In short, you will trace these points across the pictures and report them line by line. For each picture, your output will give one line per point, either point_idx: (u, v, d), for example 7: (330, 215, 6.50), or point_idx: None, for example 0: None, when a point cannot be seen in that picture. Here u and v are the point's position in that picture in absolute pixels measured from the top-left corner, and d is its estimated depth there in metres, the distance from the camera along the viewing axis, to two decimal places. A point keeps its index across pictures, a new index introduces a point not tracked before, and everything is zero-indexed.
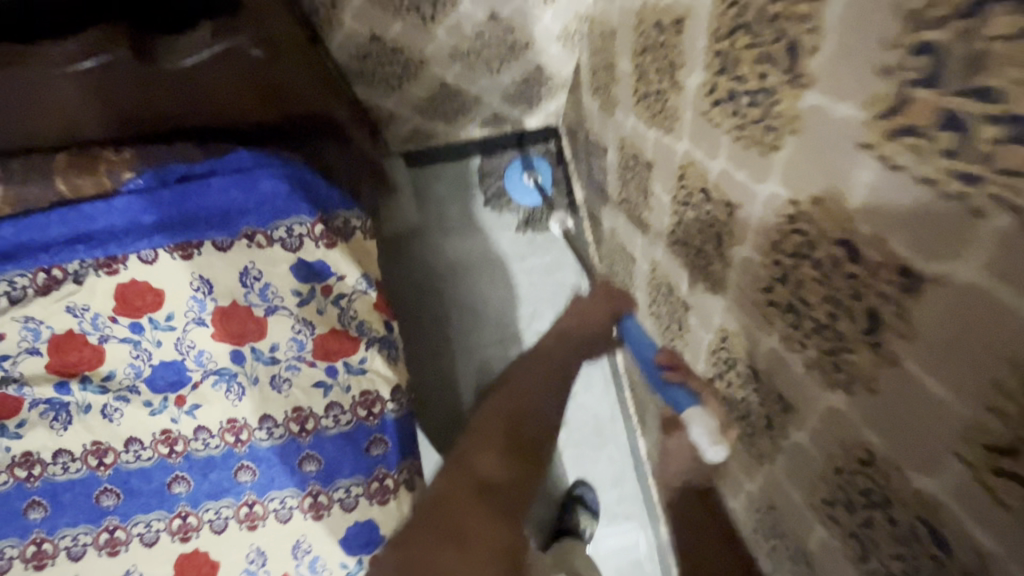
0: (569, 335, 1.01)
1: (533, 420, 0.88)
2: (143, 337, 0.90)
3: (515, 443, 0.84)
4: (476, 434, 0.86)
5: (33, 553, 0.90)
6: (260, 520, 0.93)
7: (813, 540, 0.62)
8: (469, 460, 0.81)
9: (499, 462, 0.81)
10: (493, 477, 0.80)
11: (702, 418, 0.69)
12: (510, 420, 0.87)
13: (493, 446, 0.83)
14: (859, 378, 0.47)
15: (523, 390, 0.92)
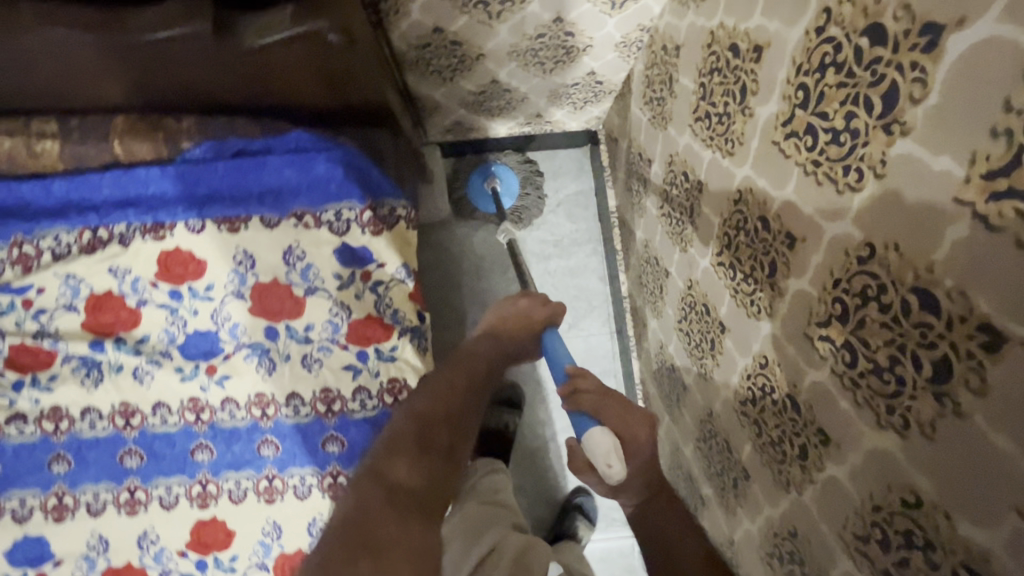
0: (495, 334, 0.84)
1: (455, 403, 0.71)
2: (180, 305, 0.91)
3: (428, 441, 0.65)
4: (384, 443, 0.64)
5: (54, 505, 0.92)
6: (279, 494, 0.95)
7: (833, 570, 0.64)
8: (377, 464, 0.62)
9: (412, 465, 0.62)
10: (409, 484, 0.61)
11: (599, 437, 0.66)
12: (422, 414, 0.68)
13: (401, 451, 0.63)
14: (915, 425, 0.48)
15: (435, 394, 0.71)
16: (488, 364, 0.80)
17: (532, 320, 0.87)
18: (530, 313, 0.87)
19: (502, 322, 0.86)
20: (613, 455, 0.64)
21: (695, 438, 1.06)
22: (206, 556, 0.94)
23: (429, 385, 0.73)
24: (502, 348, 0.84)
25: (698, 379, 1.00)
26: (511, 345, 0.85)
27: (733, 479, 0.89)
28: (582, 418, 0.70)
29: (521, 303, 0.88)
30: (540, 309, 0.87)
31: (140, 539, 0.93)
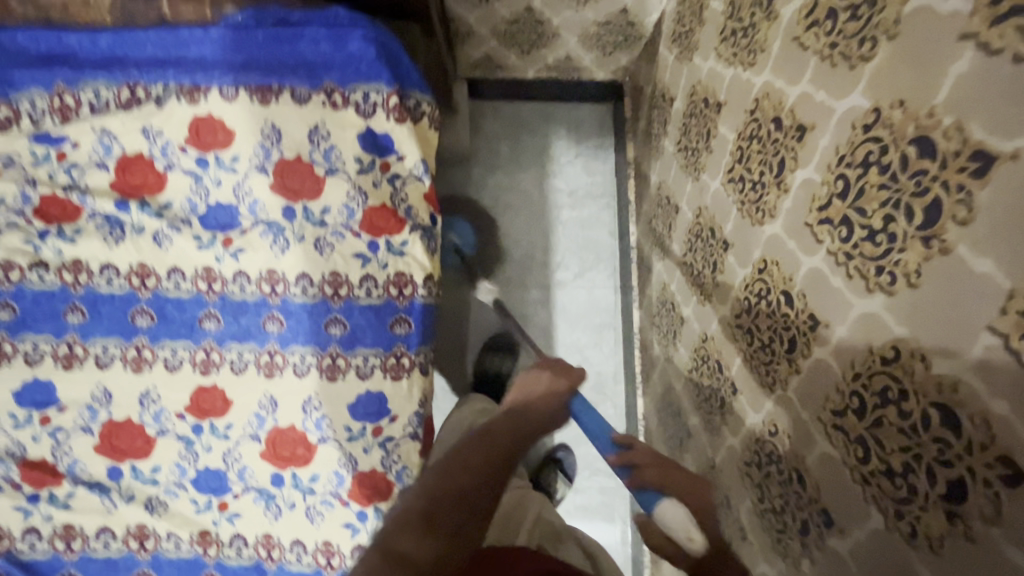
0: (516, 412, 0.77)
1: (471, 477, 0.65)
2: (206, 175, 0.95)
3: (437, 517, 0.60)
4: (396, 513, 0.61)
5: (65, 353, 0.96)
6: (278, 369, 0.98)
7: (810, 457, 0.66)
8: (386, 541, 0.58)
9: (421, 541, 0.58)
10: (413, 555, 0.57)
11: (671, 510, 0.62)
12: (435, 485, 0.64)
13: (409, 523, 0.59)
14: (902, 276, 0.49)
15: (452, 466, 0.66)
16: (512, 441, 0.71)
17: (553, 391, 0.83)
18: (551, 389, 0.83)
19: (526, 403, 0.80)
20: (691, 526, 0.61)
21: (687, 371, 1.08)
22: (203, 421, 0.97)
23: (445, 460, 0.68)
24: (524, 417, 0.76)
25: (697, 308, 1.01)
26: (538, 420, 0.77)
27: (721, 398, 0.91)
28: (648, 495, 0.66)
29: (542, 376, 0.86)
30: (564, 381, 0.85)
31: (142, 397, 0.97)
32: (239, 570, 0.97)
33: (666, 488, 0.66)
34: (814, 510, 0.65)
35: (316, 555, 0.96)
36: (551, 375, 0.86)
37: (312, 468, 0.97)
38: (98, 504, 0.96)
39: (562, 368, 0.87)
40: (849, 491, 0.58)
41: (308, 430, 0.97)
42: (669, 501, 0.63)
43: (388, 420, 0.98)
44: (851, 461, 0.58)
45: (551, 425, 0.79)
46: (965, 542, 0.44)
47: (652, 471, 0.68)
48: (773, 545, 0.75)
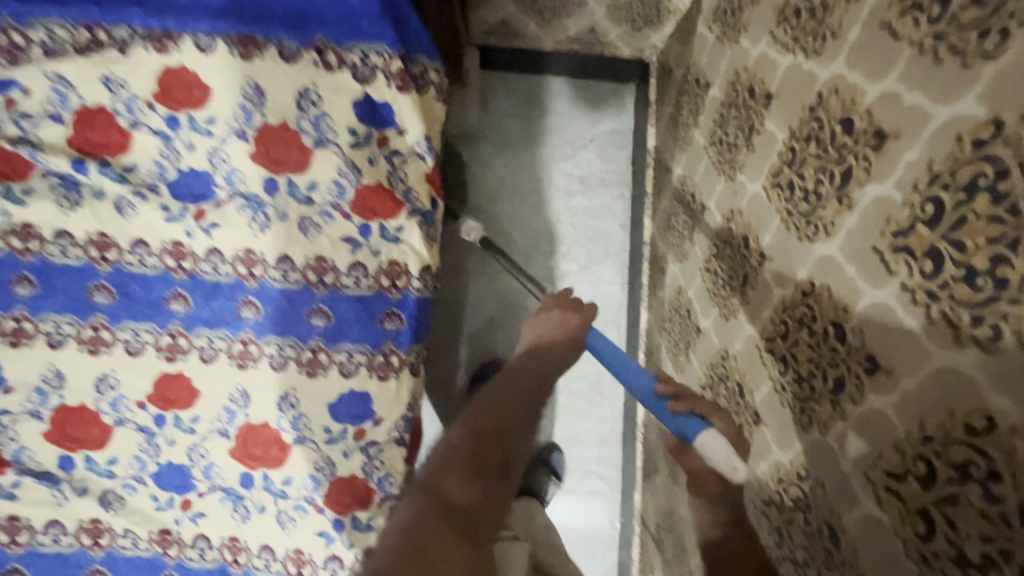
0: (535, 352, 0.76)
1: (507, 421, 0.63)
2: (177, 137, 0.83)
3: (481, 457, 0.59)
4: (439, 455, 0.59)
5: (12, 329, 0.85)
6: (252, 361, 0.88)
7: (849, 515, 0.57)
8: (430, 480, 0.56)
9: (468, 482, 0.56)
10: (462, 496, 0.55)
11: (720, 438, 0.63)
12: (475, 426, 0.62)
13: (455, 466, 0.57)
14: (1009, 334, 0.41)
15: (486, 410, 0.64)
16: (536, 383, 0.70)
17: (567, 325, 0.80)
18: (565, 322, 0.80)
19: (544, 341, 0.78)
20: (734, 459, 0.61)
21: (699, 386, 0.99)
22: (166, 413, 0.88)
23: (481, 401, 0.66)
24: (547, 356, 0.75)
25: (719, 321, 0.92)
26: (557, 359, 0.76)
27: (739, 424, 0.82)
28: (691, 421, 0.66)
29: (551, 313, 0.82)
30: (575, 316, 0.81)
31: (98, 383, 0.87)
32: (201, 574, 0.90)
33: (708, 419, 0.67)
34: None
35: (286, 563, 0.89)
36: (563, 310, 0.82)
37: (285, 470, 0.88)
38: (47, 496, 0.87)
39: (570, 301, 0.84)
40: (900, 567, 0.50)
41: (282, 428, 0.88)
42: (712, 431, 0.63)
43: (372, 423, 0.89)
44: (905, 533, 0.50)
45: (568, 361, 0.77)
46: None
47: (703, 405, 0.68)
48: None
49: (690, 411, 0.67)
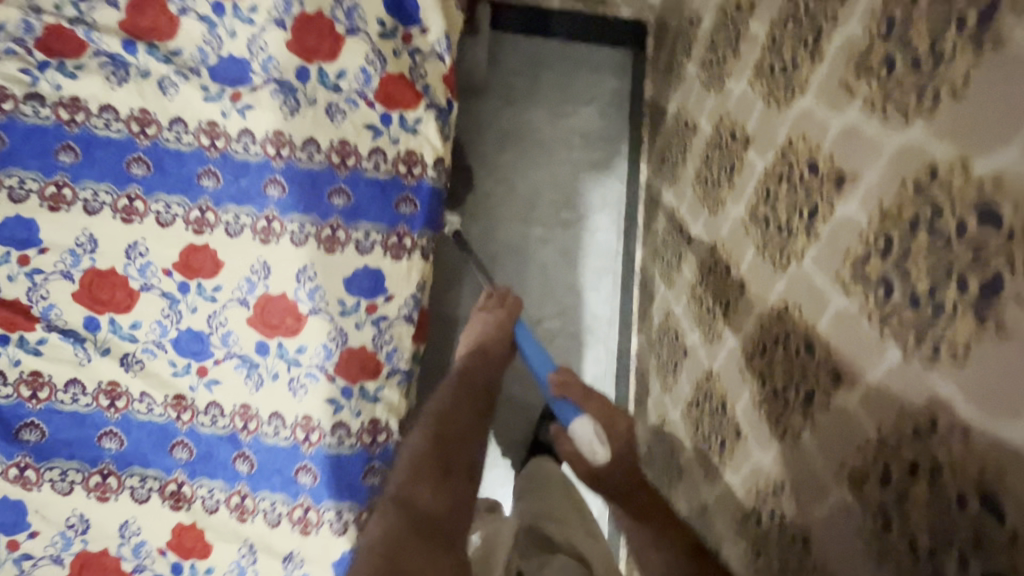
0: (482, 350, 0.94)
1: (460, 444, 0.81)
2: (221, 24, 0.93)
3: (443, 476, 0.75)
4: (406, 473, 0.76)
5: (52, 194, 0.91)
6: (275, 236, 0.94)
7: (822, 320, 0.64)
8: (401, 493, 0.73)
9: (435, 492, 0.73)
10: (429, 506, 0.71)
11: (585, 424, 0.76)
12: (431, 447, 0.79)
13: (420, 481, 0.74)
14: (946, 92, 0.49)
15: (441, 425, 0.82)
16: (482, 384, 0.90)
17: (497, 320, 0.97)
18: (501, 324, 0.96)
19: (485, 342, 0.95)
20: (596, 442, 0.75)
21: (691, 288, 1.06)
22: (190, 281, 0.94)
23: (434, 420, 0.83)
24: (488, 355, 0.94)
25: (708, 221, 1.00)
26: (498, 356, 0.94)
27: (727, 299, 0.89)
28: (569, 412, 0.80)
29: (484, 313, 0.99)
30: (503, 311, 0.98)
31: (128, 249, 0.93)
32: (211, 440, 0.93)
33: (584, 404, 0.82)
34: (823, 372, 0.62)
35: (294, 430, 0.92)
36: (497, 312, 0.98)
37: (300, 339, 0.93)
38: (70, 354, 0.91)
39: (500, 300, 1.00)
40: (864, 340, 0.56)
41: (299, 299, 0.94)
42: (581, 418, 0.77)
43: (383, 299, 0.95)
44: (868, 307, 0.56)
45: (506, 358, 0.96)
46: (997, 339, 0.42)
47: (578, 391, 0.83)
48: (770, 430, 0.73)
49: (565, 398, 0.82)
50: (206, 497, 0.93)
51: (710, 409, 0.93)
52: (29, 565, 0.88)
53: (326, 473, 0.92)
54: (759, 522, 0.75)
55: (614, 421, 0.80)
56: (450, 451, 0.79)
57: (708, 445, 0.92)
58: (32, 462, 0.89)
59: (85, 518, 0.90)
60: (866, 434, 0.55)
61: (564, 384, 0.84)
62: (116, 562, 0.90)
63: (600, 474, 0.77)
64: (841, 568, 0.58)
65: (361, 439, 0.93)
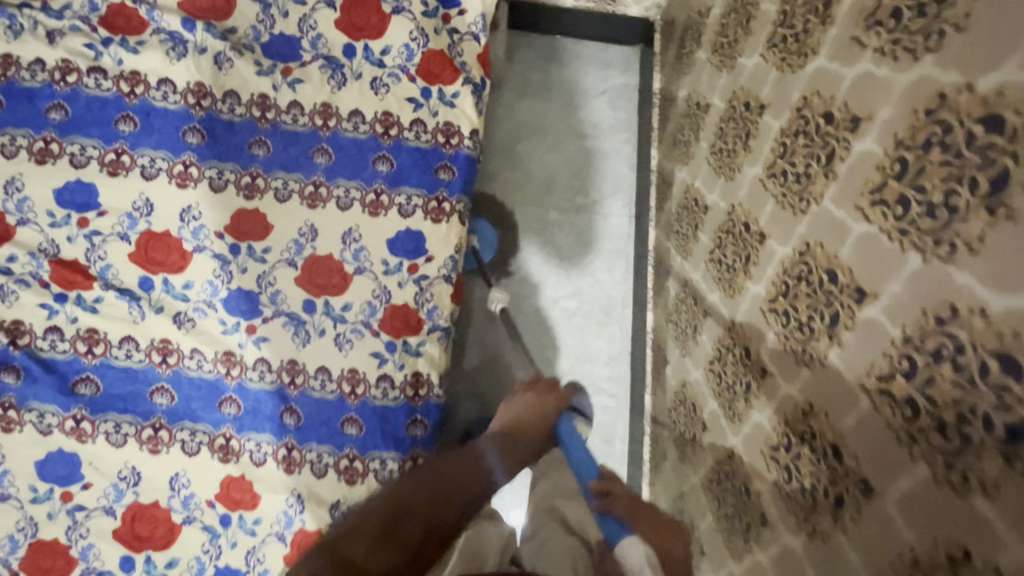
0: (516, 427, 0.91)
1: (437, 482, 0.72)
2: (274, 4, 1.02)
3: (393, 527, 0.65)
4: (359, 513, 0.67)
5: (111, 161, 0.96)
6: (322, 201, 1.00)
7: (844, 249, 0.71)
8: (336, 543, 0.63)
9: (376, 550, 0.63)
10: (363, 567, 0.60)
11: (632, 544, 0.67)
12: (399, 497, 0.69)
13: (362, 535, 0.64)
14: (950, 28, 0.56)
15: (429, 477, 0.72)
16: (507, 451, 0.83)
17: (541, 408, 0.95)
18: (540, 405, 0.96)
19: (520, 419, 0.93)
20: (647, 568, 0.65)
21: (709, 253, 1.13)
22: (241, 243, 0.99)
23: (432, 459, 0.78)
24: (523, 433, 0.89)
25: (724, 187, 1.08)
26: (534, 438, 0.90)
27: (747, 253, 0.96)
28: (616, 530, 0.72)
29: (527, 396, 0.99)
30: (550, 399, 0.98)
31: (182, 213, 0.98)
32: (259, 395, 0.97)
33: (632, 522, 0.74)
34: (847, 293, 0.69)
35: (340, 383, 0.97)
36: (537, 395, 0.99)
37: (345, 297, 0.98)
38: (125, 312, 0.95)
39: (546, 391, 1.00)
40: (886, 257, 0.63)
41: (345, 260, 0.99)
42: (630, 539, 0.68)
43: (424, 259, 1.00)
44: (888, 226, 0.63)
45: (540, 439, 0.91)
46: (1007, 224, 0.49)
47: (624, 507, 0.77)
48: (796, 360, 0.79)
49: (608, 512, 0.76)
50: (253, 451, 0.96)
51: (733, 358, 0.99)
52: (82, 516, 0.90)
53: (371, 424, 0.96)
54: (788, 448, 0.80)
55: (667, 550, 0.68)
56: (427, 492, 0.70)
57: (733, 393, 0.98)
58: (87, 415, 0.92)
59: (137, 470, 0.93)
60: (892, 336, 0.62)
61: (608, 501, 0.78)
62: (166, 513, 0.93)
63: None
64: (873, 464, 0.63)
65: (404, 392, 0.97)
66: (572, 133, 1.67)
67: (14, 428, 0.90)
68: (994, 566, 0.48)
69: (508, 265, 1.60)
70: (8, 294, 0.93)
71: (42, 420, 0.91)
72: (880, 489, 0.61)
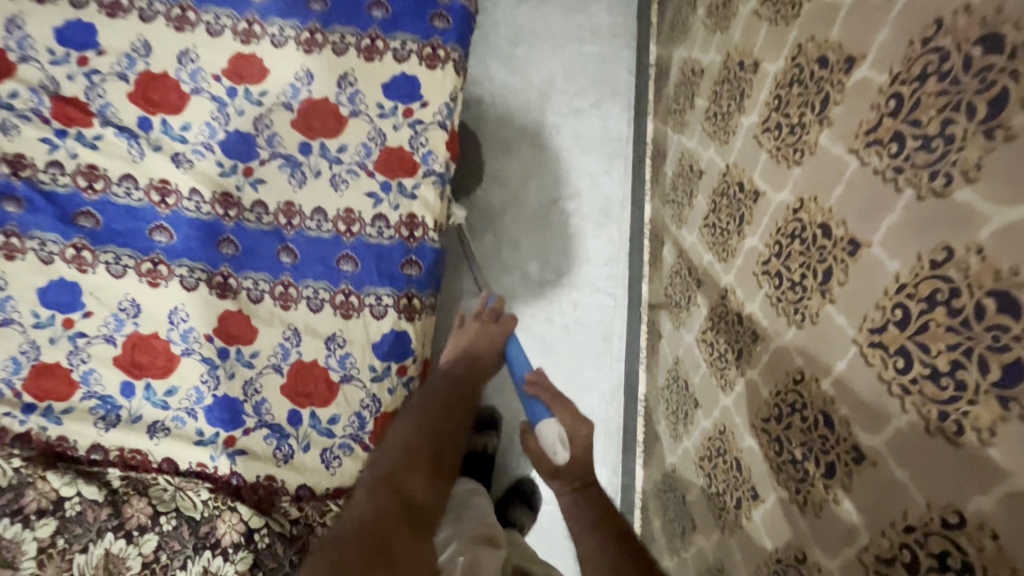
0: (470, 359, 0.89)
1: (445, 417, 0.80)
2: None
3: (437, 461, 0.75)
4: (399, 453, 0.74)
5: (109, 3, 0.99)
6: (318, 47, 1.01)
7: (834, 28, 0.70)
8: (394, 476, 0.71)
9: (427, 480, 0.72)
10: (421, 495, 0.71)
11: (549, 424, 0.79)
12: (429, 435, 0.77)
13: (416, 469, 0.72)
14: None
15: (438, 414, 0.79)
16: (473, 383, 0.87)
17: (493, 335, 0.92)
18: (486, 331, 0.92)
19: (471, 351, 0.90)
20: (558, 444, 0.78)
21: (705, 114, 1.13)
22: (238, 87, 1.00)
23: (426, 401, 0.82)
24: (477, 367, 0.89)
25: (719, 42, 1.07)
26: (486, 367, 0.90)
27: (741, 90, 0.96)
28: (537, 410, 0.81)
29: (475, 323, 0.93)
30: (495, 325, 0.93)
31: (180, 55, 0.99)
32: (257, 236, 0.98)
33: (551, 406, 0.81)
34: (838, 67, 0.68)
35: (336, 222, 0.98)
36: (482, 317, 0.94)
37: (340, 139, 0.99)
38: (125, 151, 0.97)
39: (492, 315, 0.94)
40: (874, 11, 0.63)
41: (340, 104, 1.00)
42: (547, 422, 0.79)
43: (419, 104, 1.01)
44: None
45: (493, 368, 0.92)
46: None
47: (547, 390, 0.82)
48: (788, 165, 0.79)
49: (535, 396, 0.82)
50: (252, 288, 0.97)
51: (727, 200, 0.99)
52: (84, 342, 0.92)
53: (366, 261, 0.97)
54: (780, 254, 0.80)
55: (578, 426, 0.78)
56: (442, 444, 0.77)
57: (726, 234, 0.98)
58: (88, 246, 0.94)
59: (136, 302, 0.94)
60: (880, 85, 0.61)
61: (536, 381, 0.84)
62: (165, 345, 0.94)
63: (560, 474, 0.78)
64: (861, 220, 0.63)
65: (400, 232, 0.98)
66: (571, 38, 1.67)
67: (16, 256, 0.92)
68: (976, 245, 0.48)
69: (506, 166, 1.60)
70: (10, 129, 0.95)
71: (44, 248, 0.92)
72: (867, 237, 0.61)
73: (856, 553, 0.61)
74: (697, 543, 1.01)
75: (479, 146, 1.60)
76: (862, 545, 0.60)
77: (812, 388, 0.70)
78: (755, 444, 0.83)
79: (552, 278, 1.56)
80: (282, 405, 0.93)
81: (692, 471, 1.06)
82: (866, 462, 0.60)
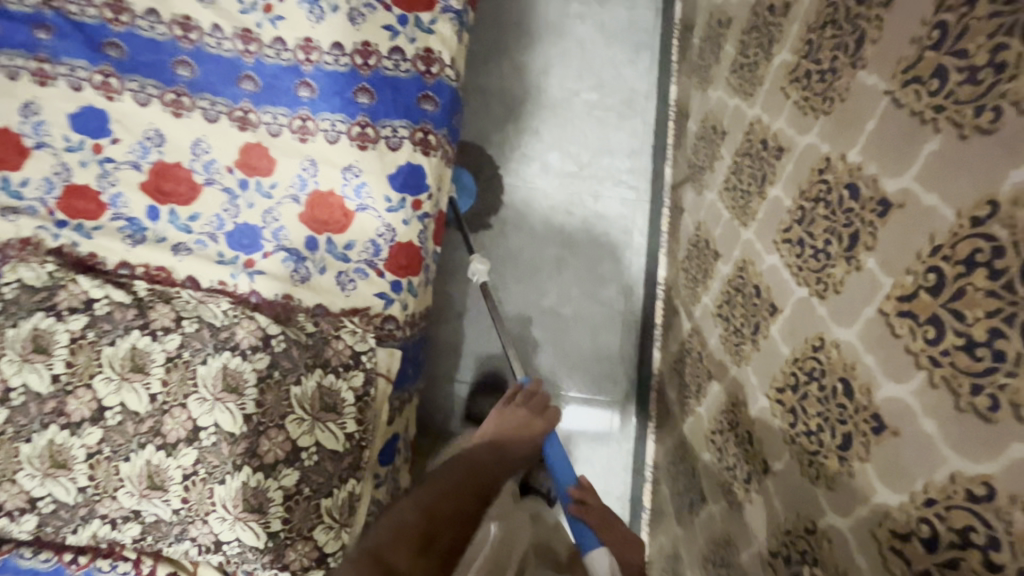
0: (499, 446, 0.90)
1: (451, 497, 0.70)
2: None
3: (431, 538, 0.61)
4: (391, 525, 0.62)
5: None
6: None
7: None
8: (377, 551, 0.58)
9: (415, 560, 0.57)
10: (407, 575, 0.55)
11: (601, 553, 0.69)
12: (429, 514, 0.65)
13: (404, 541, 0.59)
14: None
15: (445, 493, 0.71)
16: (494, 467, 0.82)
17: (531, 429, 0.95)
18: (529, 426, 0.95)
19: (506, 436, 0.92)
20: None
21: None
22: None
23: (435, 483, 0.74)
24: (505, 451, 0.89)
25: None
26: (514, 453, 0.90)
27: None
28: (587, 534, 0.76)
29: (519, 412, 0.97)
30: (538, 421, 0.97)
31: None
32: (276, 71, 0.99)
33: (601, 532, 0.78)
34: None
35: (353, 56, 0.98)
36: (528, 411, 0.98)
37: None
38: None
39: (539, 407, 1.00)
40: None
41: None
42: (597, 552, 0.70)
43: None
44: None
45: (524, 458, 0.93)
46: None
47: (596, 516, 0.81)
48: None
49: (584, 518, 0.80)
50: (270, 123, 0.98)
51: (756, 30, 0.94)
52: (112, 167, 0.95)
53: (383, 93, 0.97)
54: (811, 53, 0.75)
55: (628, 549, 0.77)
56: (445, 525, 0.65)
57: (754, 65, 0.94)
58: (115, 74, 0.96)
59: (161, 131, 0.96)
60: None
61: (583, 506, 0.83)
62: (188, 174, 0.96)
63: None
64: None
65: (416, 67, 0.99)
66: None
67: (48, 81, 0.94)
68: None
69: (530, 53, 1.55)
70: None
71: (74, 75, 0.95)
72: None
73: (877, 306, 0.58)
74: (713, 391, 1.00)
75: (499, 33, 1.55)
76: (885, 294, 0.57)
77: (838, 167, 0.66)
78: (776, 259, 0.80)
79: (571, 170, 1.53)
80: (300, 231, 0.94)
81: (710, 325, 1.04)
82: (893, 209, 0.56)
